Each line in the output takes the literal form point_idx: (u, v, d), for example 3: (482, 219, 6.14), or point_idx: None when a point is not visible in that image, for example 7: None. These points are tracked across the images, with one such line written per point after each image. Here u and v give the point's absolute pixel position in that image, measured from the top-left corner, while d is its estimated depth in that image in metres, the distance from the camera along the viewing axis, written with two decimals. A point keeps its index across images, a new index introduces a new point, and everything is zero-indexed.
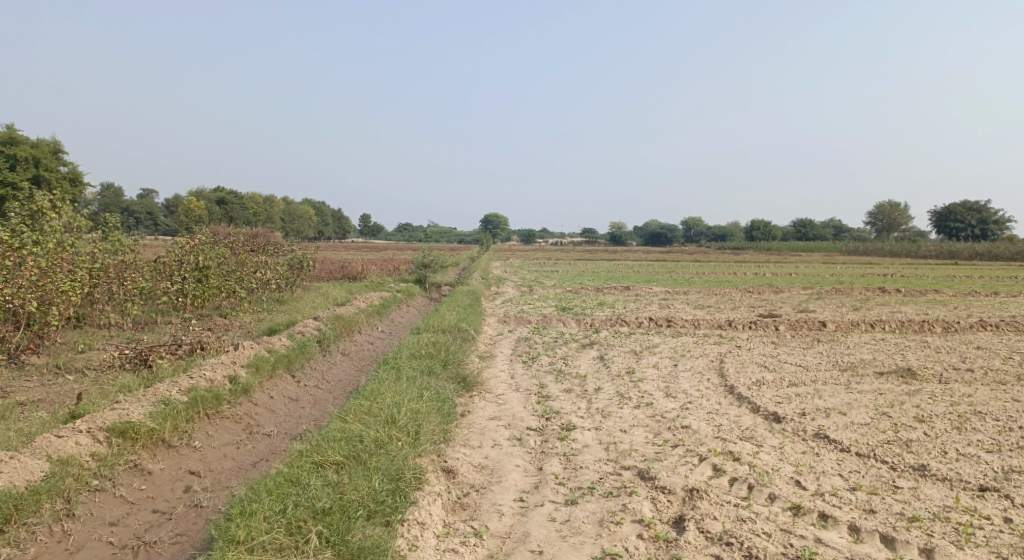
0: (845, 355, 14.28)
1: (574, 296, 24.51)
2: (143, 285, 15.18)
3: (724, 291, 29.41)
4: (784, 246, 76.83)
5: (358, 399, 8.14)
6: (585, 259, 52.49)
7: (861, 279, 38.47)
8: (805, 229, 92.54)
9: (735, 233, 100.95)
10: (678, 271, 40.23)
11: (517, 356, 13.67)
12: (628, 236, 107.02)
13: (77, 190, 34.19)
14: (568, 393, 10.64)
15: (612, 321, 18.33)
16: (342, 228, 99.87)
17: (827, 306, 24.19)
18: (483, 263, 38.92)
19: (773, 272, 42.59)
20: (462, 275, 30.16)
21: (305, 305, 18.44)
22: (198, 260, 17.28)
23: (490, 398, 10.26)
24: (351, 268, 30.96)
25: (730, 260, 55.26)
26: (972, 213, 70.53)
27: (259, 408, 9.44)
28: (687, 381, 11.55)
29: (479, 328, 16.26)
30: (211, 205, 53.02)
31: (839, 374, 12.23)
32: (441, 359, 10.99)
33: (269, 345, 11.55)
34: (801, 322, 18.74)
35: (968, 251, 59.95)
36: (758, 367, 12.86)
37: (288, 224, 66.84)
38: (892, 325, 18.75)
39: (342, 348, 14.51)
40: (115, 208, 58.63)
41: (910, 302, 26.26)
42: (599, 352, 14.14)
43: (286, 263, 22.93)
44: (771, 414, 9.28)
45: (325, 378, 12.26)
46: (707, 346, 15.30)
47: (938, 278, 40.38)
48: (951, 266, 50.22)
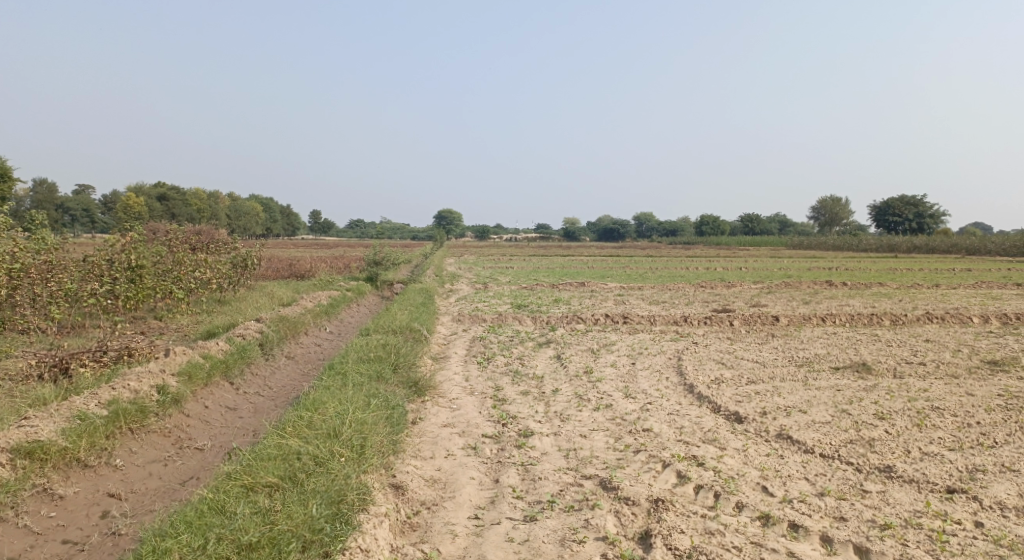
0: (801, 350, 14.24)
1: (528, 293, 24.14)
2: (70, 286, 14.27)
3: (677, 286, 29.46)
4: (732, 240, 78.04)
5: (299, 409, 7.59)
6: (538, 255, 52.38)
7: (808, 272, 39.12)
8: (752, 224, 94.23)
9: (685, 228, 102.24)
10: (630, 267, 40.29)
11: (471, 357, 13.21)
12: (581, 232, 107.45)
13: (6, 187, 32.51)
14: (524, 396, 10.24)
15: (568, 318, 18.01)
16: (291, 225, 97.71)
17: (778, 300, 24.36)
18: (434, 259, 38.29)
19: (723, 266, 43.01)
20: (414, 272, 29.50)
21: (249, 306, 17.64)
22: (130, 260, 16.36)
23: (443, 403, 9.78)
24: (300, 266, 30.05)
25: (681, 255, 55.86)
26: (909, 208, 72.77)
27: (190, 420, 8.85)
28: (645, 380, 11.26)
29: (431, 327, 15.76)
30: (152, 202, 51.04)
31: (796, 370, 12.12)
32: (391, 362, 10.46)
33: (205, 350, 10.84)
34: (755, 317, 18.74)
35: (906, 244, 61.70)
36: (715, 364, 12.67)
37: (233, 221, 64.89)
38: (842, 318, 18.90)
39: (287, 351, 13.83)
40: (50, 205, 56.03)
41: (857, 296, 26.69)
42: (556, 351, 13.78)
43: (229, 262, 22.02)
44: (733, 414, 9.03)
45: (268, 384, 11.61)
46: (663, 342, 15.10)
47: (880, 270, 41.40)
48: (892, 260, 51.57)
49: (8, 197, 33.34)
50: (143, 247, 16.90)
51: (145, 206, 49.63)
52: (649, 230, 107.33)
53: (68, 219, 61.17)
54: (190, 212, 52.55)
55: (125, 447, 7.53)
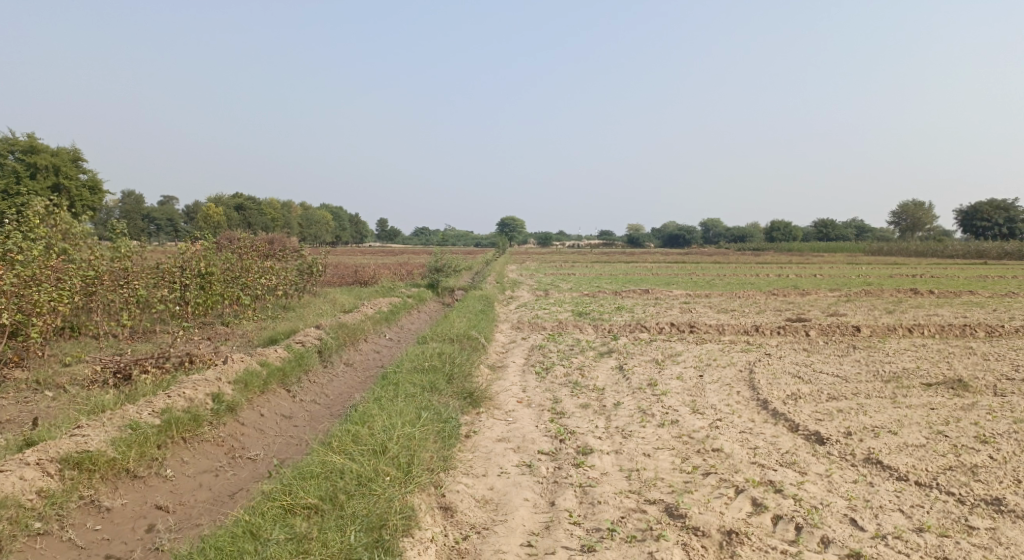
0: (886, 364, 13.25)
1: (591, 300, 23.52)
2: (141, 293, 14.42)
3: (748, 294, 28.32)
4: (805, 247, 75.27)
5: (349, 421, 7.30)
6: (602, 261, 51.65)
7: (889, 280, 37.10)
8: (827, 229, 90.78)
9: (755, 234, 99.29)
10: (698, 274, 39.12)
11: (530, 366, 12.75)
12: (647, 238, 105.82)
13: (94, 197, 34.02)
14: (584, 409, 9.70)
15: (632, 326, 17.34)
16: (359, 233, 99.43)
17: (857, 310, 23.04)
18: (498, 266, 38.02)
19: (797, 273, 41.32)
20: (476, 279, 29.24)
21: (312, 312, 17.66)
22: (200, 266, 16.51)
23: (498, 416, 9.34)
24: (364, 273, 30.25)
25: (751, 261, 54.14)
26: (999, 212, 68.65)
27: (245, 428, 8.58)
28: (714, 394, 10.57)
29: (491, 335, 15.39)
30: (228, 211, 52.53)
31: (881, 387, 11.21)
32: (447, 372, 10.11)
33: (262, 357, 10.73)
34: (833, 328, 17.67)
35: (996, 250, 58.14)
36: (791, 378, 11.86)
37: (304, 230, 66.41)
38: (930, 329, 17.63)
39: (346, 358, 13.68)
40: (136, 215, 58.37)
41: (944, 305, 25.04)
42: (619, 362, 13.19)
43: (295, 268, 22.21)
44: (813, 435, 8.31)
45: (324, 392, 11.43)
46: (734, 353, 14.29)
47: (969, 278, 38.97)
48: (982, 266, 48.57)
49: (95, 207, 34.73)
50: (212, 254, 17.09)
51: (222, 215, 51.25)
52: (717, 236, 104.73)
53: (152, 227, 63.72)
54: (264, 220, 53.98)
55: (176, 457, 7.28)
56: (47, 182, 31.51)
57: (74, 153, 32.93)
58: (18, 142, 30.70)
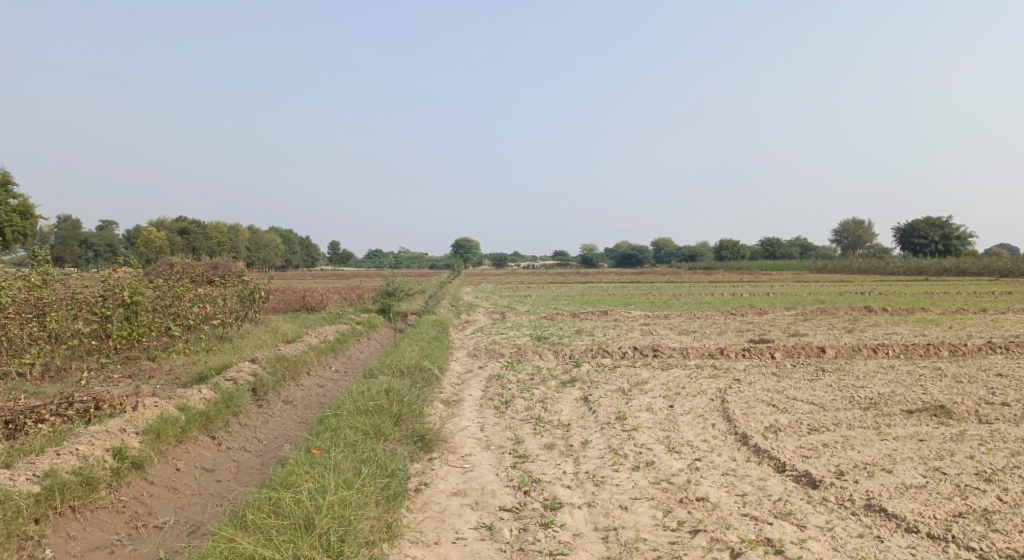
0: (860, 389, 12.62)
1: (548, 323, 22.63)
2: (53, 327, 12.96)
3: (706, 314, 27.84)
4: (755, 265, 76.11)
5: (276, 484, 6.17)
6: (557, 282, 51.11)
7: (842, 297, 37.19)
8: (773, 247, 92.25)
9: (705, 254, 100.32)
10: (653, 294, 38.72)
11: (487, 400, 11.72)
12: (600, 258, 106.07)
13: (27, 224, 32.11)
14: (549, 451, 8.70)
15: (593, 352, 16.45)
16: (310, 256, 97.04)
17: (818, 329, 22.60)
18: (452, 289, 36.97)
19: (750, 292, 41.34)
20: (429, 303, 28.08)
21: (250, 343, 16.31)
22: (124, 295, 15.09)
23: (454, 462, 8.27)
24: (312, 298, 28.84)
25: (703, 280, 54.26)
26: (935, 229, 70.60)
27: (154, 489, 7.47)
28: (689, 429, 9.68)
29: (444, 365, 14.33)
30: (172, 236, 50.32)
31: (862, 415, 10.50)
32: (396, 412, 9.01)
33: (183, 400, 9.46)
34: (798, 350, 17.07)
35: (935, 266, 59.49)
36: (767, 407, 11.10)
37: (252, 254, 64.30)
38: (896, 349, 17.18)
39: (285, 395, 12.41)
40: (74, 240, 55.52)
41: (901, 322, 24.86)
42: (583, 392, 12.24)
43: (235, 295, 20.81)
44: (803, 477, 7.48)
45: (257, 435, 10.21)
46: (702, 380, 13.49)
47: (916, 294, 39.40)
48: (925, 282, 49.52)
49: (29, 233, 32.78)
50: (140, 282, 15.69)
51: (166, 240, 49.12)
52: (668, 255, 105.49)
53: (91, 254, 60.87)
54: (211, 245, 51.95)
55: (60, 533, 6.37)
56: None
57: (1, 176, 30.86)
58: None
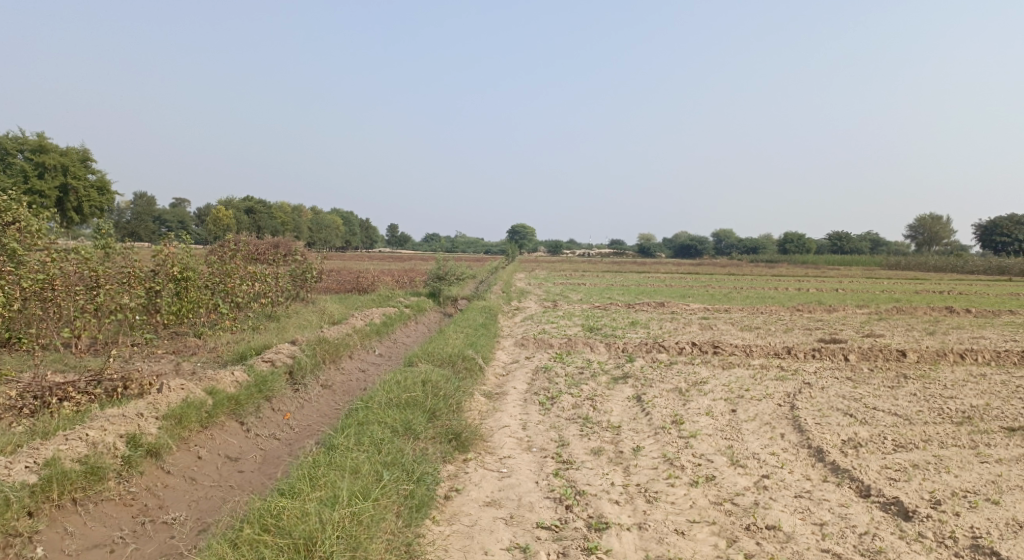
0: (949, 400, 11.32)
1: (602, 314, 21.64)
2: (99, 300, 12.70)
3: (771, 309, 26.37)
4: (821, 259, 73.09)
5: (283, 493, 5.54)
6: (614, 271, 49.92)
7: (918, 296, 34.90)
8: (840, 242, 88.55)
9: (768, 246, 97.06)
10: (714, 286, 37.18)
11: (532, 395, 10.90)
12: (659, 248, 103.88)
13: (103, 198, 32.91)
14: (597, 458, 7.83)
15: (648, 346, 15.43)
16: (370, 238, 98.06)
17: (895, 330, 20.97)
18: (507, 275, 36.27)
19: (817, 287, 39.34)
20: (481, 288, 27.37)
21: (295, 323, 15.85)
22: (175, 269, 14.81)
23: (490, 466, 7.48)
24: (364, 279, 28.53)
25: (767, 273, 52.18)
26: (1019, 227, 66.30)
27: (170, 479, 6.92)
28: (754, 439, 8.66)
29: (490, 355, 13.57)
30: (238, 213, 51.04)
31: (955, 432, 9.26)
32: (432, 406, 8.27)
33: (211, 382, 8.90)
34: (874, 353, 15.68)
35: (1018, 266, 55.81)
36: (844, 417, 9.97)
37: (313, 234, 65.03)
38: (985, 356, 15.60)
39: (322, 380, 11.84)
40: (147, 216, 57.11)
41: (986, 326, 22.94)
42: (636, 391, 11.28)
43: (287, 274, 20.50)
44: (892, 506, 6.45)
45: (289, 421, 9.61)
46: (768, 382, 12.36)
47: (999, 295, 36.75)
48: (1008, 283, 46.38)
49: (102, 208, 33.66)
50: (190, 258, 15.50)
51: (231, 217, 49.93)
52: (729, 246, 102.57)
53: (162, 229, 62.68)
54: (274, 224, 52.60)
55: (56, 528, 5.86)
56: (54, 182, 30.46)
57: (80, 151, 31.68)
58: (25, 140, 29.41)
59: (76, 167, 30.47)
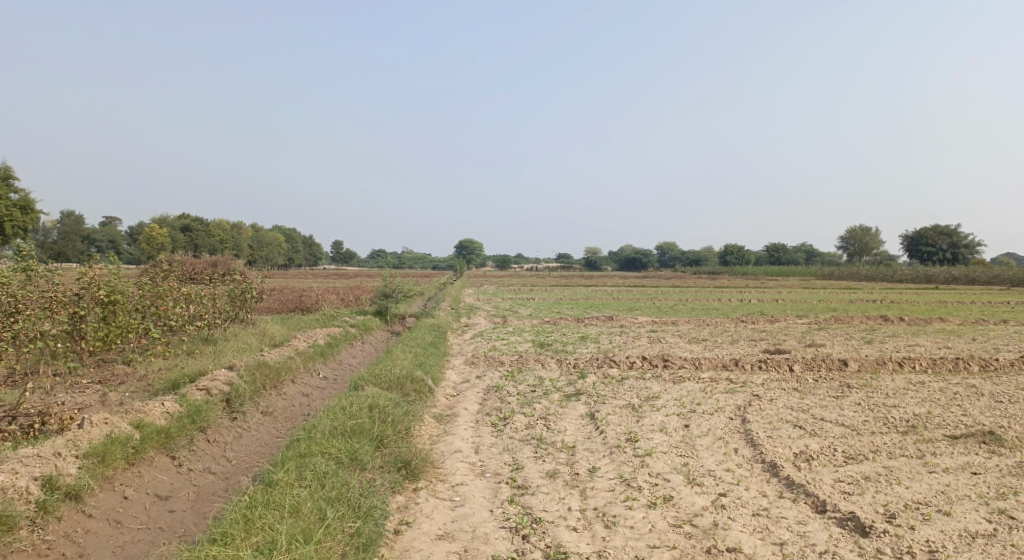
0: (893, 409, 11.52)
1: (551, 329, 21.52)
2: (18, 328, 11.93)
3: (716, 321, 26.72)
4: (760, 270, 74.96)
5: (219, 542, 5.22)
6: (561, 285, 50.05)
7: (853, 305, 35.95)
8: (777, 253, 91.04)
9: (709, 258, 99.09)
10: (659, 299, 37.57)
11: (484, 416, 10.63)
12: (604, 261, 104.92)
13: (28, 218, 31.34)
14: (552, 481, 7.61)
15: (599, 361, 15.34)
16: (313, 256, 96.25)
17: (835, 339, 21.45)
18: (454, 291, 35.91)
19: (758, 298, 40.14)
20: (428, 305, 26.98)
21: (233, 347, 15.22)
22: (102, 293, 14.09)
23: (442, 494, 7.19)
24: (307, 298, 27.80)
25: (709, 285, 53.11)
26: (943, 237, 69.30)
27: (92, 523, 6.73)
28: (709, 456, 8.58)
29: (439, 374, 13.26)
30: (174, 231, 49.41)
31: (902, 442, 9.38)
32: (380, 433, 7.93)
33: (139, 416, 8.42)
34: (818, 363, 15.94)
35: (944, 275, 58.23)
36: (795, 430, 10.00)
37: (254, 252, 63.40)
38: (922, 363, 16.02)
39: (263, 406, 11.33)
40: (77, 236, 54.74)
41: (920, 333, 23.68)
42: (589, 408, 11.13)
43: (226, 295, 19.76)
44: (849, 522, 6.44)
45: (227, 452, 9.17)
46: (718, 395, 12.38)
47: (929, 303, 38.15)
48: (935, 291, 48.31)
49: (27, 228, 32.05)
50: (118, 279, 14.78)
51: (166, 236, 48.21)
52: (671, 259, 104.29)
53: (93, 249, 60.16)
54: (212, 243, 51.02)
55: None
56: None
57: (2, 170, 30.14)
58: None
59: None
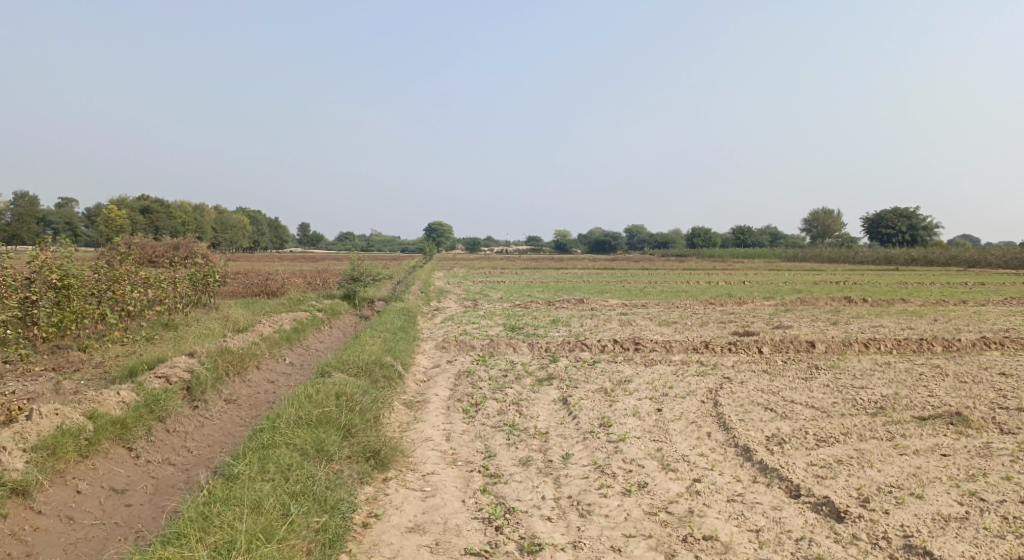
0: (862, 390, 11.61)
1: (521, 312, 21.37)
2: None
3: (685, 303, 26.82)
4: (726, 252, 75.71)
5: (177, 542, 4.99)
6: (530, 268, 49.93)
7: (818, 287, 36.42)
8: (743, 236, 92.00)
9: (676, 240, 99.88)
10: (628, 281, 37.64)
11: (455, 401, 10.44)
12: (573, 244, 104.98)
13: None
14: (525, 469, 7.46)
15: (570, 344, 15.24)
16: (279, 239, 94.90)
17: (802, 321, 21.64)
18: (423, 274, 35.57)
19: (725, 280, 40.48)
20: (397, 289, 26.64)
21: (195, 332, 14.79)
22: (55, 277, 13.56)
23: (413, 485, 6.99)
24: (273, 282, 27.25)
25: (677, 267, 53.41)
26: (903, 220, 70.63)
27: (41, 520, 6.44)
28: (682, 440, 8.51)
29: (409, 359, 13.02)
30: (135, 214, 48.20)
31: (872, 424, 9.43)
32: (347, 422, 7.70)
33: (92, 407, 8.06)
34: (787, 345, 16.02)
35: (904, 257, 59.39)
36: (766, 412, 10.00)
37: (218, 235, 62.21)
38: (888, 344, 16.22)
39: (226, 394, 10.99)
40: (32, 218, 53.08)
41: (884, 315, 24.03)
42: (561, 393, 11.00)
43: (187, 279, 19.20)
44: (824, 507, 6.42)
45: (188, 442, 8.85)
46: (690, 378, 12.35)
47: (891, 284, 38.81)
48: (896, 273, 49.17)
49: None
50: (71, 262, 14.22)
51: (126, 219, 46.96)
52: (639, 242, 104.88)
53: (50, 232, 58.45)
54: (175, 225, 49.82)
55: None
56: None
57: None
58: None
59: None
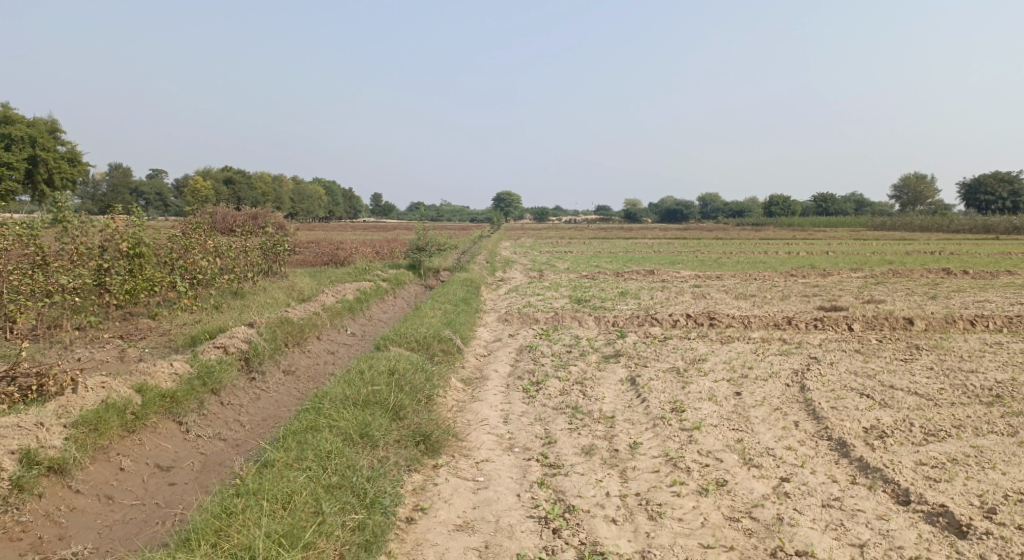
0: (972, 375, 10.33)
1: (590, 283, 20.52)
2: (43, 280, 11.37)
3: (764, 275, 25.36)
4: (807, 220, 72.21)
5: (196, 545, 4.59)
6: (599, 237, 48.63)
7: (910, 257, 33.93)
8: (826, 203, 87.71)
9: (754, 209, 96.23)
10: (704, 251, 36.09)
11: (516, 379, 9.79)
12: (645, 213, 102.69)
13: (74, 171, 32.06)
14: (589, 459, 6.75)
15: (640, 318, 14.35)
16: (354, 208, 96.51)
17: (895, 295, 19.96)
18: (491, 243, 35.07)
19: (807, 250, 38.47)
20: (463, 259, 26.18)
21: (260, 301, 14.58)
22: (126, 245, 13.50)
23: (465, 474, 6.38)
24: (342, 251, 27.21)
25: (754, 237, 51.13)
26: (1003, 185, 65.52)
27: (79, 501, 6.18)
28: (766, 431, 7.60)
29: (469, 332, 12.44)
30: (217, 184, 49.70)
31: (988, 415, 8.25)
32: (396, 403, 7.12)
33: (142, 379, 7.71)
34: (880, 322, 14.65)
35: (1004, 225, 55.12)
36: (863, 399, 8.94)
37: (294, 204, 63.47)
38: (997, 322, 14.62)
39: (284, 366, 10.66)
40: (123, 188, 55.30)
41: (987, 288, 22.00)
42: (630, 372, 10.19)
43: (257, 248, 19.11)
44: (939, 518, 5.55)
45: (240, 415, 8.51)
46: (772, 358, 11.33)
47: (992, 255, 35.83)
48: (996, 242, 45.64)
49: (75, 182, 32.66)
50: (143, 232, 14.11)
51: (208, 189, 48.30)
52: (714, 210, 101.53)
53: (140, 201, 60.97)
54: (255, 195, 50.85)
55: None
56: (24, 156, 29.70)
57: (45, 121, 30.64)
58: None
59: (47, 140, 30.11)
